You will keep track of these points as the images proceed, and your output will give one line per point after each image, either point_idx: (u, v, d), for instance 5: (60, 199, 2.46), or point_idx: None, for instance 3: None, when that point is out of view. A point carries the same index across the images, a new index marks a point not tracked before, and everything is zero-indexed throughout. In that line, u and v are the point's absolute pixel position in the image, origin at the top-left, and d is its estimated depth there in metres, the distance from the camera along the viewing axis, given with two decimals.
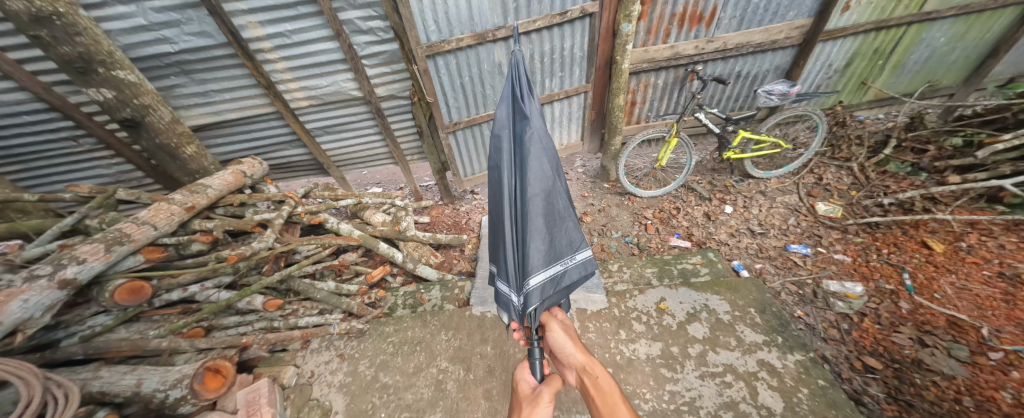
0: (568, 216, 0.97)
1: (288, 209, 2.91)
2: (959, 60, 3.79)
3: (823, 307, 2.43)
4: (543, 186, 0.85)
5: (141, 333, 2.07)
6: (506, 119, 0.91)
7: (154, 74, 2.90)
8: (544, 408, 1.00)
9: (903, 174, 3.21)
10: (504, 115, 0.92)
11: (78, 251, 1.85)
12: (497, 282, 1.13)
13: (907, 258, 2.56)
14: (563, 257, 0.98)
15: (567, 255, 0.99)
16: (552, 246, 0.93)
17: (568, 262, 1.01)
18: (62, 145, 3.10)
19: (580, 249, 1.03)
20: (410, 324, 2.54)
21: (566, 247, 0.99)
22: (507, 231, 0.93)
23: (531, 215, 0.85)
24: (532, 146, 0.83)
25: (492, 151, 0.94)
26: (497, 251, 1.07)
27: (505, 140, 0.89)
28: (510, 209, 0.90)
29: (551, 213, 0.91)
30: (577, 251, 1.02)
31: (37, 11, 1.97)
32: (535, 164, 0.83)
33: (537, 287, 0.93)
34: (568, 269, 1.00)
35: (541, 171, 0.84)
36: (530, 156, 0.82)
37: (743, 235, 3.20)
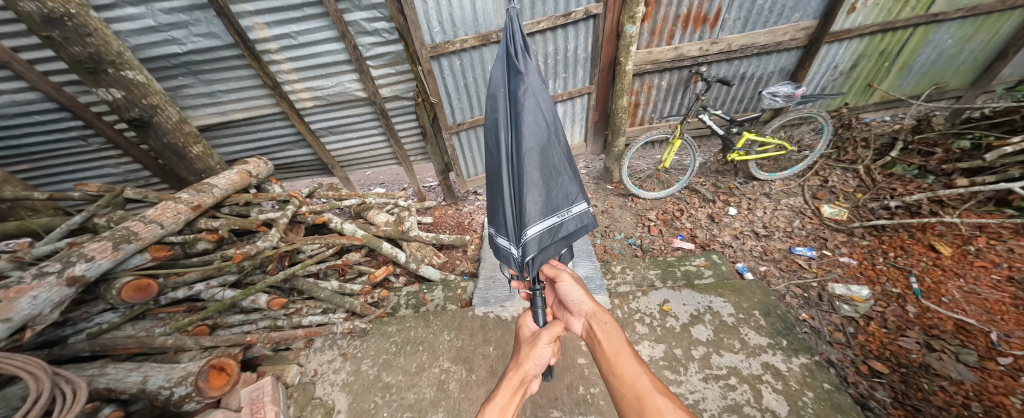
0: (565, 170, 0.98)
1: (293, 209, 2.93)
2: (967, 63, 3.76)
3: (828, 310, 2.42)
4: (538, 139, 0.91)
5: (147, 331, 2.10)
6: (502, 79, 0.99)
7: (162, 74, 2.93)
8: (542, 349, 1.21)
9: (910, 176, 3.18)
10: (500, 75, 1.00)
11: (87, 248, 1.88)
12: (500, 238, 1.21)
13: (914, 261, 2.54)
14: (560, 209, 0.98)
15: (563, 207, 0.98)
16: (546, 196, 0.95)
17: (566, 215, 1.00)
18: (71, 144, 3.14)
19: (577, 203, 1.01)
20: (413, 323, 2.55)
21: (563, 200, 0.98)
22: (508, 187, 1.01)
23: (526, 168, 0.91)
24: (526, 100, 0.90)
25: (490, 111, 1.03)
26: (497, 207, 1.15)
27: (501, 98, 0.98)
28: (509, 165, 0.99)
29: (547, 166, 0.95)
30: (576, 204, 1.01)
31: (50, 12, 2.00)
32: (529, 118, 0.89)
33: (533, 238, 0.97)
34: (565, 222, 0.99)
35: (533, 122, 0.89)
36: (523, 110, 0.89)
37: (747, 238, 3.18)
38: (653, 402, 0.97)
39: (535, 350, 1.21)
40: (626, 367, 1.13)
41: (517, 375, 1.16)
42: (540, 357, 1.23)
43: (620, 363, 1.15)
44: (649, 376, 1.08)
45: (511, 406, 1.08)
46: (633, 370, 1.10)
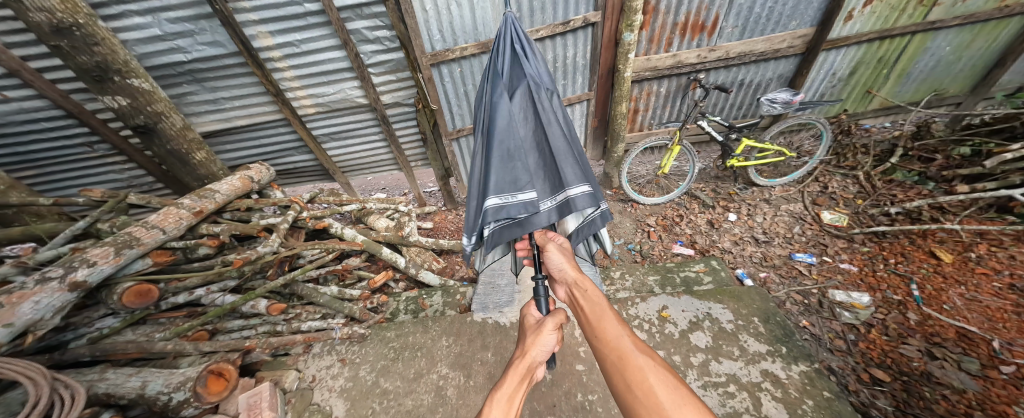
0: (518, 159, 1.15)
1: (293, 214, 2.96)
2: (965, 69, 3.76)
3: (828, 317, 2.42)
4: (500, 131, 1.16)
5: (147, 336, 2.12)
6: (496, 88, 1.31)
7: (168, 82, 2.98)
8: (545, 334, 1.13)
9: (910, 183, 3.17)
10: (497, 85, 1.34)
11: (90, 254, 1.90)
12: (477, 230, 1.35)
13: (914, 268, 2.53)
14: (505, 192, 1.14)
15: (508, 191, 1.14)
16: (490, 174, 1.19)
17: (510, 199, 1.14)
18: (77, 150, 3.18)
19: (523, 190, 1.15)
20: (411, 329, 2.55)
21: (509, 184, 1.15)
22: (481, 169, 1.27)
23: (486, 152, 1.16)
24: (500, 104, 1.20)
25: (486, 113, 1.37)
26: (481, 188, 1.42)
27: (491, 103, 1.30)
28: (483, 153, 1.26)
29: (502, 154, 1.15)
30: (521, 191, 1.14)
31: (59, 22, 2.06)
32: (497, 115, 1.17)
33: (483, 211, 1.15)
34: (507, 205, 1.13)
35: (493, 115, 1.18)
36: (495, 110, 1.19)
37: (747, 243, 3.17)
38: (636, 362, 0.93)
39: (540, 337, 1.12)
40: (609, 330, 1.08)
41: (521, 365, 1.07)
42: (546, 344, 1.13)
43: (603, 325, 1.12)
44: (632, 338, 1.04)
45: (518, 397, 1.00)
46: (617, 332, 1.06)
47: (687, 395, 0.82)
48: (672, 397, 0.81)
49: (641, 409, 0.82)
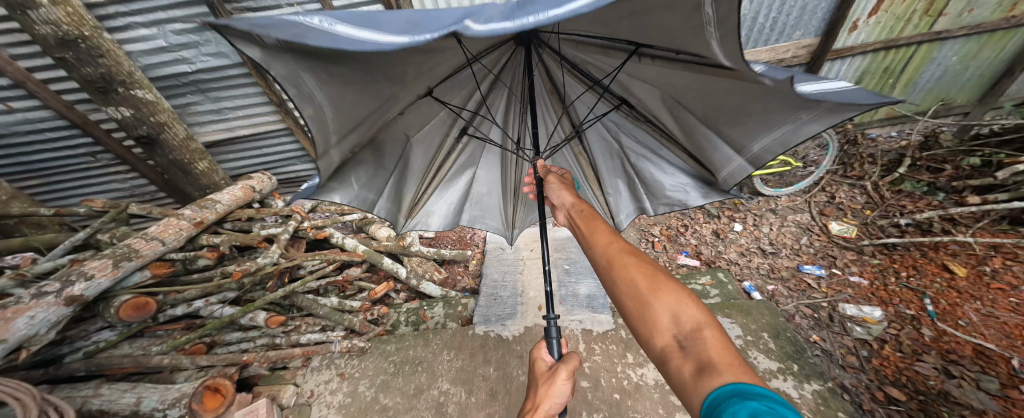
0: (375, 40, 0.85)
1: (294, 224, 2.93)
2: (973, 79, 3.73)
3: (839, 332, 2.36)
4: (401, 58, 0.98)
5: (145, 349, 2.09)
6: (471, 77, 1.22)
7: (172, 92, 2.98)
8: (560, 385, 0.98)
9: (919, 193, 3.11)
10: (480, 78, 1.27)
11: (88, 267, 1.88)
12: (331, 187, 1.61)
13: (927, 282, 2.46)
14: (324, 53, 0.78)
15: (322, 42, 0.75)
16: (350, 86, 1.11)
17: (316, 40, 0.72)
18: (79, 160, 3.17)
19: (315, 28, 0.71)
20: (412, 342, 2.49)
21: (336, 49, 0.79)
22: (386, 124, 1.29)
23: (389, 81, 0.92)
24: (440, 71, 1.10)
25: None
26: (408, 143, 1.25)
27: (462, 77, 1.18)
28: None
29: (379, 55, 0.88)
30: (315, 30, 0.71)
31: (65, 35, 2.07)
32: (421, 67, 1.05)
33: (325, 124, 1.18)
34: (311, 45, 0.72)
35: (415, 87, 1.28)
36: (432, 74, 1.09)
37: (754, 255, 3.11)
38: (623, 259, 0.90)
39: (554, 388, 0.97)
40: (598, 238, 1.06)
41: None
42: (561, 396, 0.97)
43: (594, 234, 1.09)
44: (620, 242, 1.00)
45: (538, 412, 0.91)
46: (608, 238, 1.03)
47: (665, 279, 0.78)
48: (649, 282, 0.79)
49: (623, 297, 0.82)
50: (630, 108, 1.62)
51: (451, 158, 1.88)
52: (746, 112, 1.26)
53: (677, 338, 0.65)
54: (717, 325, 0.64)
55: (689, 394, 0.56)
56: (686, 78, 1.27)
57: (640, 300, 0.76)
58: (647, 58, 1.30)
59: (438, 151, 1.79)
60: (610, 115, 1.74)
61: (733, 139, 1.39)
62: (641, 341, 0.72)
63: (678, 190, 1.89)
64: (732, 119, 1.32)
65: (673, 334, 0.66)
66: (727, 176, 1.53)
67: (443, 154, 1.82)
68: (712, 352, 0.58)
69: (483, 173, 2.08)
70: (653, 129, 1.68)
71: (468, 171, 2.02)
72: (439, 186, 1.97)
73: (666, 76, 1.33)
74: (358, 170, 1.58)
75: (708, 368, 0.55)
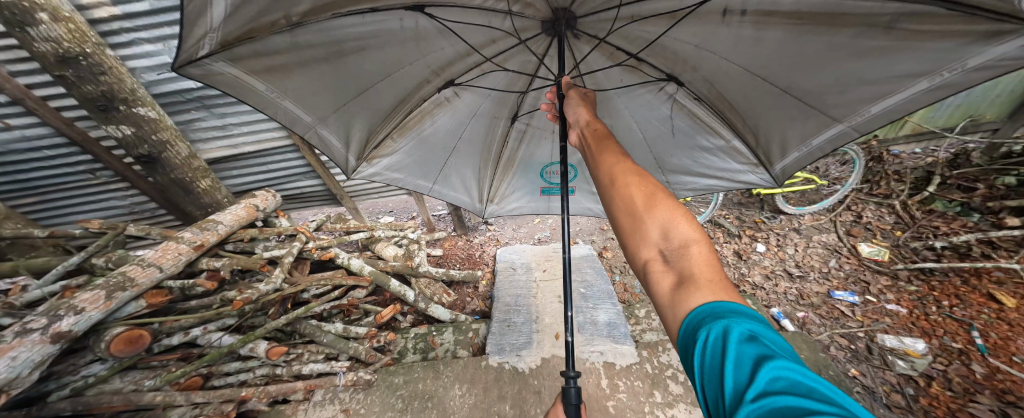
0: None
1: (299, 245, 2.79)
2: (1002, 95, 3.65)
3: (880, 365, 2.18)
4: None
5: (137, 384, 1.94)
6: None
7: (175, 108, 2.88)
8: None
9: (952, 214, 2.98)
10: None
11: (78, 299, 1.75)
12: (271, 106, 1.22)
13: (973, 312, 2.31)
14: None
15: None
16: None
17: None
18: (78, 177, 3.06)
19: None
20: (422, 374, 2.32)
21: None
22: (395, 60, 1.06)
23: None
24: None
25: None
26: None
27: None
28: None
29: None
30: None
31: (65, 52, 2.00)
32: None
33: None
34: None
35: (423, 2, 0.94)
36: None
37: (780, 278, 2.96)
38: (625, 177, 0.82)
39: None
40: (603, 153, 0.94)
41: None
42: None
43: (599, 149, 0.97)
44: (629, 159, 0.89)
45: None
46: (614, 155, 0.91)
47: (667, 196, 0.76)
48: (650, 198, 0.76)
49: (617, 213, 0.80)
50: (679, 87, 1.47)
51: (425, 108, 1.61)
52: (870, 70, 1.06)
53: (662, 252, 0.69)
54: (705, 243, 0.67)
55: (665, 299, 0.64)
56: (799, 29, 1.06)
57: (634, 216, 0.76)
58: (740, 15, 1.09)
59: (410, 97, 1.53)
60: (645, 95, 1.56)
61: (832, 103, 1.21)
62: (627, 250, 0.76)
63: (713, 173, 1.79)
64: (844, 80, 1.13)
65: (660, 248, 0.70)
66: (825, 143, 1.35)
67: (414, 102, 1.56)
68: (697, 269, 0.63)
69: (463, 141, 1.78)
70: (697, 110, 1.54)
71: (447, 132, 1.73)
72: (411, 135, 1.68)
73: (756, 38, 1.15)
74: (312, 96, 1.30)
75: (689, 284, 0.62)
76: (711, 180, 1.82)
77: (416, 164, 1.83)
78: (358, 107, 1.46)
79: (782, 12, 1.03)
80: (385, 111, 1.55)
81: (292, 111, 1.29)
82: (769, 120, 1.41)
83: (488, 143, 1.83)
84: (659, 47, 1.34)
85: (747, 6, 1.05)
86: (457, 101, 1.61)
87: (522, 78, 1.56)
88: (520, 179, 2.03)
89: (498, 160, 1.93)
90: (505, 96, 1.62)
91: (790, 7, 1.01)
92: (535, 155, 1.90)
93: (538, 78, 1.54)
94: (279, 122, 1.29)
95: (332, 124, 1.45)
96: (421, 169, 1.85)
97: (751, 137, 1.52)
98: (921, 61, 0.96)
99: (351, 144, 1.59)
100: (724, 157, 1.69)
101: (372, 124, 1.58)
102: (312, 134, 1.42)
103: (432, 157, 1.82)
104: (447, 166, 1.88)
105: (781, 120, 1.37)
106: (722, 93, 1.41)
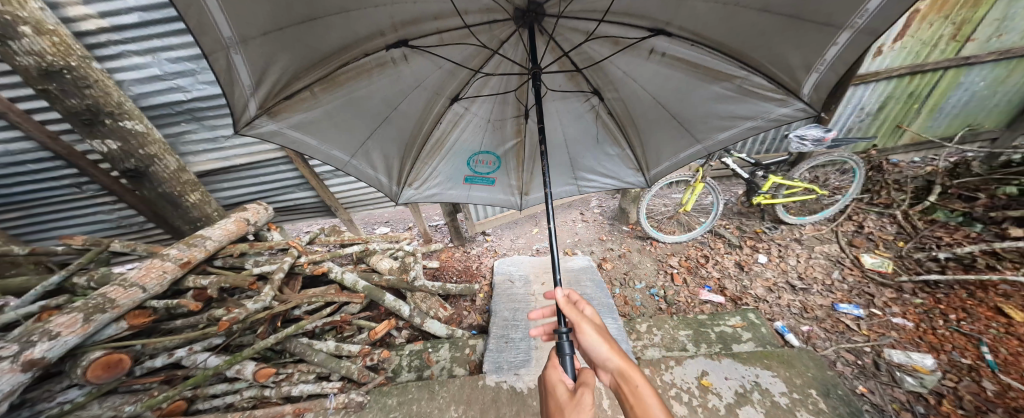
0: None
1: (290, 260, 2.71)
2: (1000, 105, 3.66)
3: (889, 382, 2.11)
4: None
5: (115, 409, 1.81)
6: None
7: (165, 121, 2.83)
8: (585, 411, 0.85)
9: (954, 224, 2.96)
10: None
11: (53, 323, 1.67)
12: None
13: (981, 326, 2.26)
14: None
15: None
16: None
17: None
18: (63, 192, 2.98)
19: None
20: (416, 395, 2.23)
21: None
22: None
23: None
24: None
25: None
26: None
27: None
28: None
29: None
30: None
31: (48, 66, 1.96)
32: None
33: None
34: None
35: None
36: None
37: (783, 291, 2.90)
38: None
39: None
40: None
41: None
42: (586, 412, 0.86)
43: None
44: None
45: None
46: None
47: None
48: None
49: None
50: (601, 102, 1.59)
51: (364, 66, 1.26)
52: (722, 108, 1.45)
53: None
54: None
55: None
56: (692, 73, 1.37)
57: None
58: (660, 55, 1.35)
59: (355, 47, 1.18)
60: (574, 103, 1.62)
61: (698, 127, 1.55)
62: None
63: (608, 175, 1.92)
64: (709, 114, 1.49)
65: None
66: (686, 158, 1.68)
67: (356, 55, 1.21)
68: None
69: (398, 113, 1.46)
70: (610, 124, 1.69)
71: (384, 99, 1.38)
72: (339, 94, 1.28)
73: (666, 76, 1.42)
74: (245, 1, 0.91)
75: None
76: (606, 181, 1.94)
77: (335, 128, 1.39)
78: (293, 41, 1.08)
79: (685, 60, 1.34)
80: (321, 56, 1.17)
81: (213, 14, 0.89)
82: (656, 137, 1.67)
83: (421, 120, 1.54)
84: (597, 69, 1.46)
85: (667, 49, 1.32)
86: (403, 67, 1.33)
87: (481, 54, 1.38)
88: (444, 165, 1.74)
89: (426, 142, 1.62)
90: (456, 71, 1.42)
91: (690, 57, 1.32)
92: (462, 140, 1.68)
93: (499, 54, 1.38)
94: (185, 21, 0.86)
95: (254, 52, 1.04)
96: (337, 136, 1.40)
97: (642, 149, 1.76)
98: (749, 106, 1.40)
99: (264, 86, 1.14)
100: (618, 163, 1.87)
101: (300, 69, 1.18)
102: (221, 56, 0.98)
103: (356, 124, 1.41)
104: (370, 138, 1.49)
105: (664, 137, 1.66)
106: (634, 112, 1.60)
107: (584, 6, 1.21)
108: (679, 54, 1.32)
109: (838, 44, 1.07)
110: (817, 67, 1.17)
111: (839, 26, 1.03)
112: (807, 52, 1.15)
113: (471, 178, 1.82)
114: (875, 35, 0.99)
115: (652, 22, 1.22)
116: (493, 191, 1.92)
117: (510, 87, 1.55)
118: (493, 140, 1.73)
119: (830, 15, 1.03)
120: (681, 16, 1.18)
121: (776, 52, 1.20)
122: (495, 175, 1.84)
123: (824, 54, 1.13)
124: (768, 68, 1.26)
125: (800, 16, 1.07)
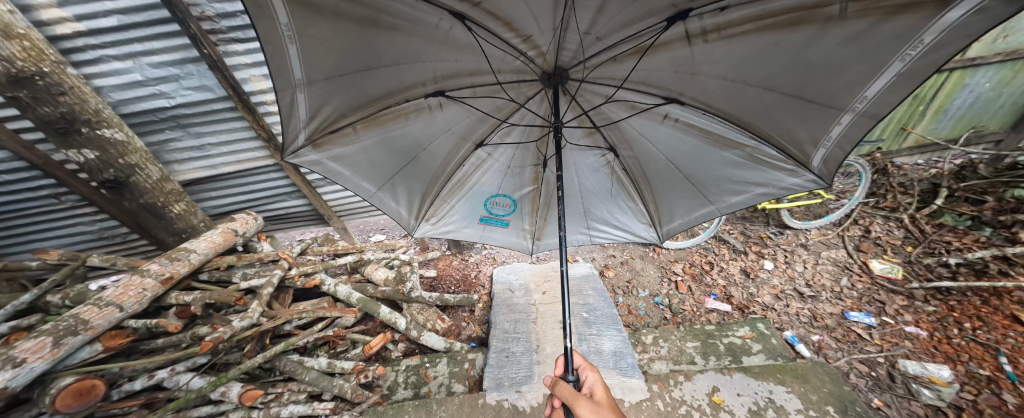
0: None
1: (280, 274, 2.58)
2: (1005, 106, 3.64)
3: (905, 395, 2.02)
4: None
5: None
6: None
7: (148, 128, 2.71)
8: None
9: (963, 228, 2.91)
10: None
11: (18, 349, 1.55)
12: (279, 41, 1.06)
13: (998, 336, 2.19)
14: None
15: None
16: None
17: None
18: (41, 203, 2.85)
19: None
20: (412, 414, 2.12)
21: None
22: None
23: None
24: None
25: None
26: None
27: None
28: None
29: None
30: None
31: (18, 72, 1.84)
32: None
33: None
34: None
35: None
36: None
37: (791, 299, 2.81)
38: None
39: None
40: None
41: None
42: None
43: None
44: None
45: None
46: None
47: None
48: None
49: None
50: (617, 159, 1.67)
51: (403, 109, 1.43)
52: (734, 173, 1.49)
53: None
54: None
55: None
56: (705, 140, 1.44)
57: None
58: (674, 120, 1.42)
59: (397, 93, 1.36)
60: (590, 157, 1.70)
61: (712, 191, 1.59)
62: None
63: (620, 227, 1.97)
64: (722, 179, 1.54)
65: None
66: (699, 218, 1.71)
67: (397, 100, 1.39)
68: None
69: (426, 154, 1.60)
70: (624, 179, 1.75)
71: (415, 140, 1.53)
72: (375, 133, 1.46)
73: (678, 140, 1.49)
74: (321, 54, 1.16)
75: None
76: (617, 233, 1.99)
77: (367, 163, 1.56)
78: (349, 86, 1.28)
79: (698, 128, 1.41)
80: (368, 100, 1.36)
81: (293, 60, 1.14)
82: (669, 194, 1.71)
83: (445, 161, 1.66)
84: (615, 126, 1.54)
85: (680, 116, 1.40)
86: (437, 113, 1.48)
87: (507, 107, 1.51)
88: (462, 204, 1.83)
89: (448, 181, 1.74)
90: (485, 119, 1.54)
91: (703, 125, 1.39)
92: (481, 183, 1.77)
93: (525, 108, 1.50)
94: (268, 62, 1.10)
95: (316, 92, 1.26)
96: (368, 170, 1.58)
97: (656, 207, 1.80)
98: (758, 174, 1.45)
99: (315, 121, 1.35)
100: (631, 216, 1.91)
101: (349, 110, 1.38)
102: (289, 93, 1.21)
103: (386, 161, 1.58)
104: (398, 174, 1.65)
105: (678, 197, 1.70)
106: (648, 171, 1.66)
107: (600, 74, 1.32)
108: (692, 121, 1.40)
109: (841, 124, 1.13)
110: (823, 144, 1.20)
111: (840, 108, 1.09)
112: (813, 129, 1.19)
113: (487, 218, 1.89)
114: (877, 119, 1.05)
115: (664, 90, 1.32)
116: (506, 233, 1.96)
117: (532, 137, 1.63)
118: (511, 185, 1.79)
119: (833, 98, 1.09)
120: (693, 88, 1.27)
121: (784, 126, 1.25)
122: (509, 218, 1.88)
123: (829, 132, 1.17)
124: (777, 141, 1.30)
125: (805, 98, 1.13)
